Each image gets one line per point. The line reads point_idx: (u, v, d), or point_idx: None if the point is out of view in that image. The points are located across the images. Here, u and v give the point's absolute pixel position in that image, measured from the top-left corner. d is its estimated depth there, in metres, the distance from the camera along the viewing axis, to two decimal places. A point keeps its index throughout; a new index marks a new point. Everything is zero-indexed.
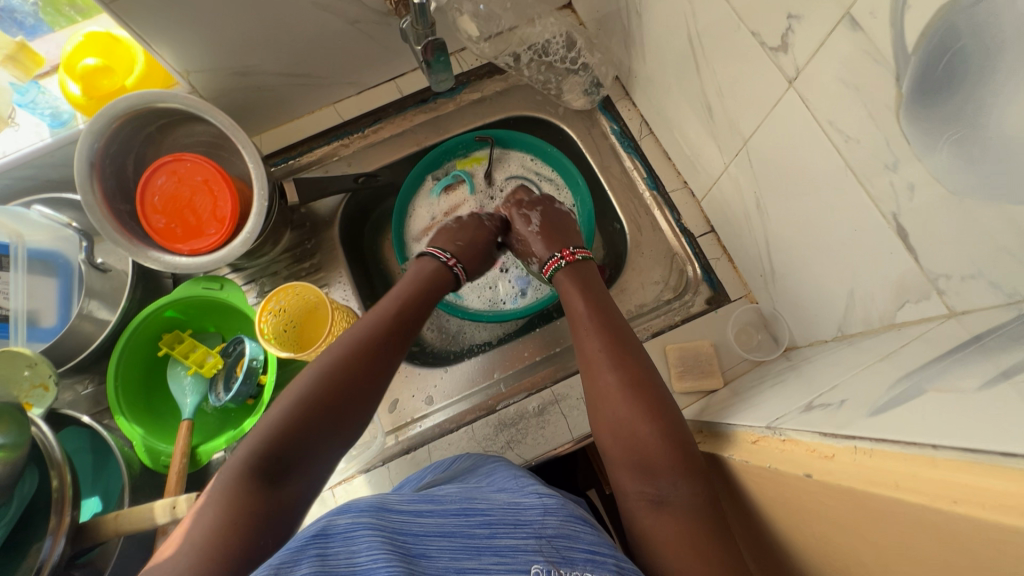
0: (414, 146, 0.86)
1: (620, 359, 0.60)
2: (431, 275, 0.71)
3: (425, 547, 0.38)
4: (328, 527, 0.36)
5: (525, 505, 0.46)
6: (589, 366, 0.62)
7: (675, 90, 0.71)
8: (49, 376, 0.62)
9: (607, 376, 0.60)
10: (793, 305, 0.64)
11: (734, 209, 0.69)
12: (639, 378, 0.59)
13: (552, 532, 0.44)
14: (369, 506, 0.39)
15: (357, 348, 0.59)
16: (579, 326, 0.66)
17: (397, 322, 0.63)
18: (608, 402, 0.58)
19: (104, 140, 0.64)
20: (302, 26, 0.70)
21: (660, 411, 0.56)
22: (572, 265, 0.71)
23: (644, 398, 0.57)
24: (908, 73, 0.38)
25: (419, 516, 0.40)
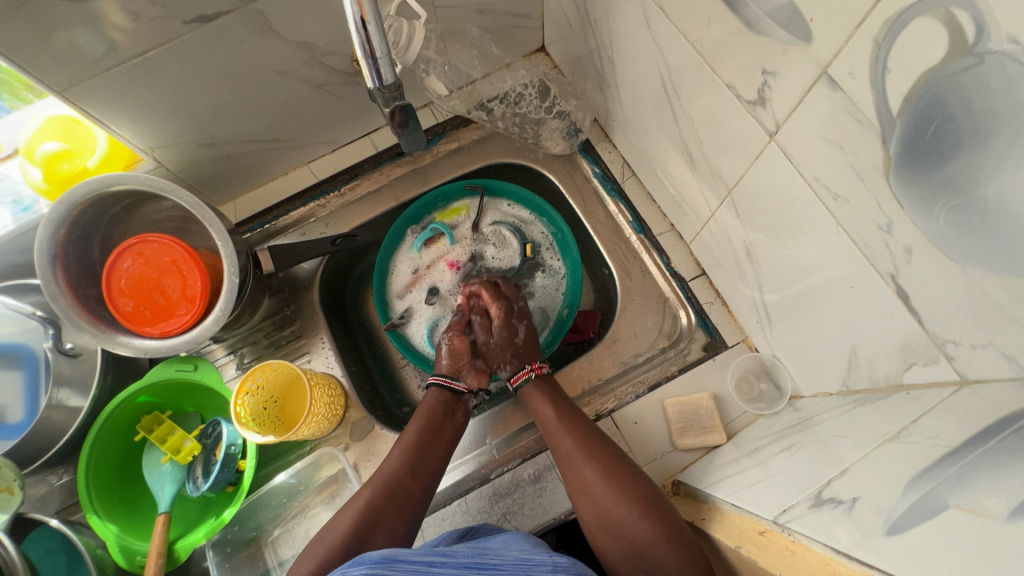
0: (391, 202, 0.83)
1: (595, 449, 0.60)
2: (449, 411, 0.69)
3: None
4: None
5: (535, 562, 0.48)
6: (566, 461, 0.60)
7: (655, 135, 0.69)
8: (15, 479, 0.59)
9: (583, 470, 0.59)
10: (793, 354, 0.61)
11: (725, 254, 0.66)
12: (616, 466, 0.58)
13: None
14: (383, 554, 0.44)
15: (402, 477, 0.61)
16: (549, 426, 0.63)
17: (423, 454, 0.63)
18: (592, 501, 0.57)
19: (66, 226, 0.61)
20: (268, 94, 0.68)
21: (639, 491, 0.56)
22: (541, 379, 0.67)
23: (626, 485, 0.56)
24: (894, 137, 0.35)
25: (431, 566, 0.45)
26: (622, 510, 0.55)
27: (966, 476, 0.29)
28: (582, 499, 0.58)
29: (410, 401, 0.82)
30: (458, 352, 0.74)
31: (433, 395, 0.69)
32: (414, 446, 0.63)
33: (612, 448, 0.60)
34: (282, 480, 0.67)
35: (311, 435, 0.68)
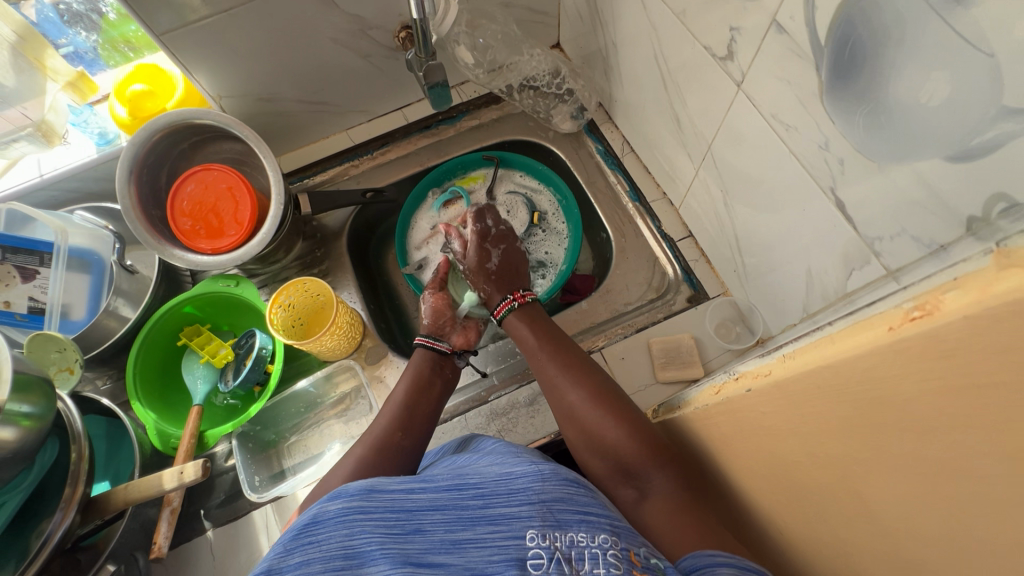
0: (416, 167, 0.94)
1: (580, 373, 0.62)
2: (432, 370, 0.70)
3: (419, 523, 0.42)
4: (319, 514, 0.41)
5: (517, 475, 0.47)
6: (551, 385, 0.64)
7: (649, 111, 0.79)
8: (76, 361, 0.67)
9: (568, 392, 0.61)
10: (764, 296, 0.69)
11: (708, 212, 0.75)
12: (601, 388, 0.60)
13: (549, 497, 0.45)
14: (361, 487, 0.43)
15: (392, 435, 0.62)
16: (533, 353, 0.67)
17: (412, 411, 0.64)
18: (576, 418, 0.60)
19: (144, 150, 0.72)
20: (322, 59, 0.80)
21: (618, 406, 0.59)
22: (523, 307, 0.71)
23: (610, 405, 0.59)
24: (824, 62, 0.44)
25: (411, 492, 0.44)
26: (603, 422, 0.58)
27: None
28: (568, 416, 0.61)
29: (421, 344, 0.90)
30: (439, 314, 0.78)
31: (420, 356, 0.71)
32: (403, 404, 0.65)
33: (594, 372, 0.63)
34: (304, 388, 0.75)
35: (330, 351, 0.75)
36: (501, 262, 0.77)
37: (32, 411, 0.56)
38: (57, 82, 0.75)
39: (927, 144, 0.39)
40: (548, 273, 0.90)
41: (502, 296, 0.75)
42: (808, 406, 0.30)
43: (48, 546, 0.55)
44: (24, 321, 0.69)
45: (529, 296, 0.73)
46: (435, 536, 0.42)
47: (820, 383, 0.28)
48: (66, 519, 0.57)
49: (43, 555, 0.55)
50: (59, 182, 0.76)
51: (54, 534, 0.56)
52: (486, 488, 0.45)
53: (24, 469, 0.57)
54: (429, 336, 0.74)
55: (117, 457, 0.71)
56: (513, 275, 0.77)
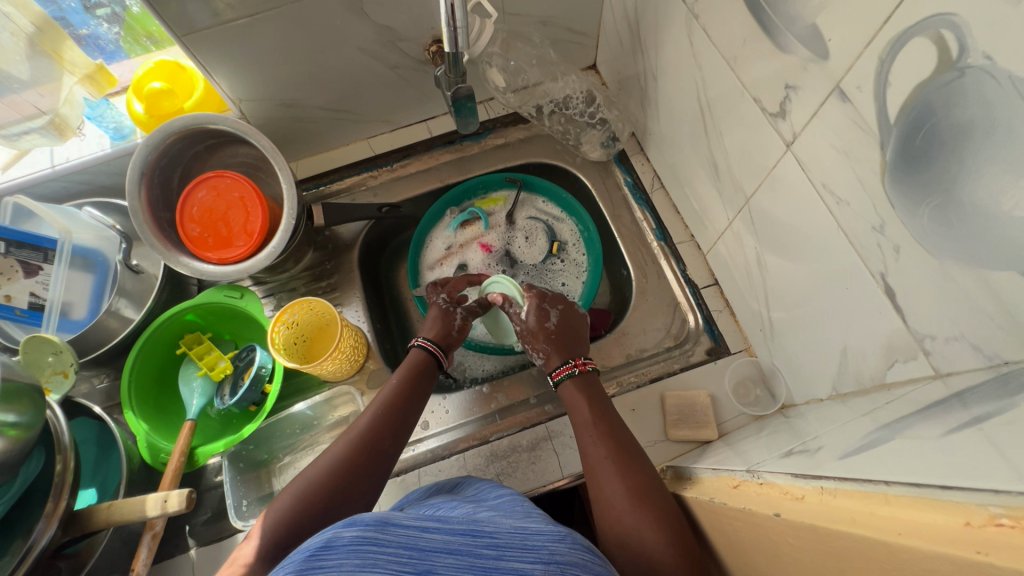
0: (436, 182, 0.90)
1: (626, 463, 0.55)
2: (422, 369, 0.67)
3: (431, 565, 0.36)
4: (333, 538, 0.35)
5: (532, 531, 0.41)
6: (592, 474, 0.56)
7: (685, 149, 0.75)
8: (71, 364, 0.66)
9: (608, 481, 0.54)
10: (792, 363, 0.65)
11: (740, 267, 0.71)
12: (644, 486, 0.52)
13: (563, 559, 0.40)
14: (377, 516, 0.37)
15: (365, 437, 0.58)
16: (582, 429, 0.60)
17: (398, 412, 0.62)
18: (611, 512, 0.52)
19: (157, 153, 0.70)
20: (347, 69, 0.77)
21: (661, 506, 0.51)
22: (584, 375, 0.64)
23: (651, 507, 0.51)
24: (891, 143, 0.40)
25: (426, 530, 0.38)
26: (641, 522, 0.50)
27: (916, 424, 0.33)
28: (604, 509, 0.53)
29: None
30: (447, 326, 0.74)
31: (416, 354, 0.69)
32: (391, 400, 0.62)
33: (643, 464, 0.55)
34: (300, 409, 0.71)
35: (331, 374, 0.73)
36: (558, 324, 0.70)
37: (19, 419, 0.55)
38: (75, 75, 0.72)
39: (1004, 257, 0.34)
40: None
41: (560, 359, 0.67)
42: (847, 563, 0.26)
43: (29, 558, 0.54)
44: (24, 316, 0.68)
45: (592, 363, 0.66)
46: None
47: (868, 553, 0.24)
48: (48, 530, 0.56)
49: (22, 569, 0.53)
50: (70, 173, 0.74)
51: (37, 544, 0.55)
52: (503, 540, 0.40)
53: (6, 482, 0.55)
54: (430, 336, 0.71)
55: (104, 465, 0.68)
56: (573, 338, 0.70)
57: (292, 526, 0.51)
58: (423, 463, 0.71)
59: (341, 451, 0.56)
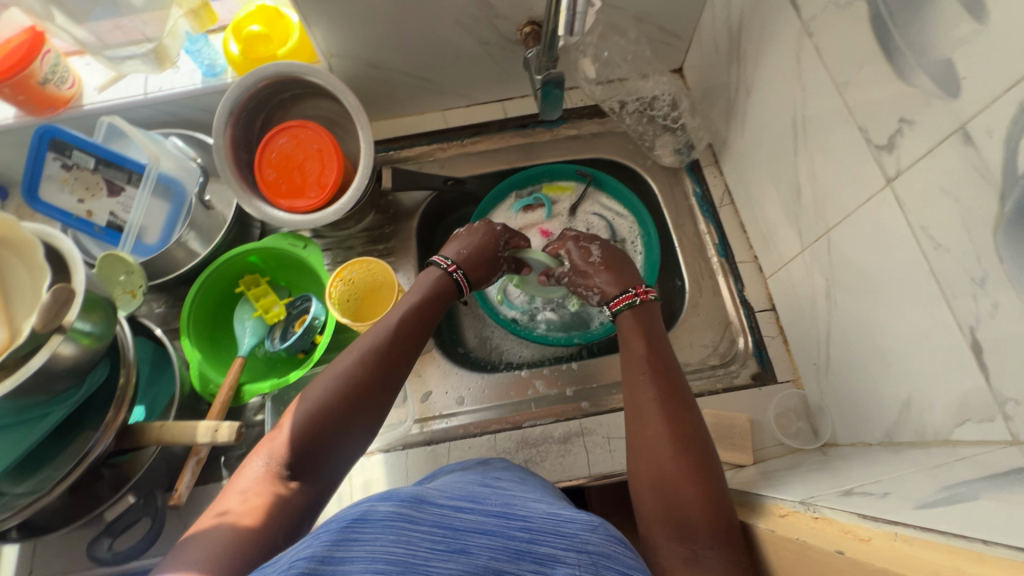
0: (503, 164, 0.90)
1: (675, 410, 0.53)
2: (439, 291, 0.65)
3: (465, 544, 0.34)
4: (367, 511, 0.33)
5: (567, 517, 0.38)
6: (639, 413, 0.54)
7: (766, 167, 0.73)
8: (139, 286, 0.68)
9: (651, 423, 0.52)
10: (843, 403, 0.63)
11: (804, 297, 0.69)
12: (692, 435, 0.51)
13: (596, 550, 0.36)
14: (412, 493, 0.36)
15: (390, 347, 0.58)
16: (632, 365, 0.58)
17: (416, 324, 0.61)
18: (649, 452, 0.51)
19: (246, 95, 0.72)
20: (439, 39, 0.77)
21: (703, 461, 0.49)
22: (643, 306, 0.63)
23: (693, 452, 0.50)
24: (1013, 195, 0.38)
25: (460, 511, 0.36)
26: (679, 469, 0.48)
27: (999, 486, 0.32)
28: (641, 444, 0.52)
29: (464, 343, 0.88)
30: (483, 252, 0.70)
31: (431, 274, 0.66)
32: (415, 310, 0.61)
33: (692, 413, 0.53)
34: None
35: None
36: (602, 257, 0.70)
37: (93, 330, 0.57)
38: (181, 9, 0.74)
39: None
40: None
41: (617, 288, 0.66)
42: None
43: (86, 461, 0.57)
44: (102, 234, 0.73)
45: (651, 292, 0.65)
46: (481, 563, 0.33)
47: None
48: (105, 439, 0.59)
49: (79, 470, 0.57)
50: (161, 102, 0.77)
51: (93, 450, 0.58)
52: (536, 524, 0.37)
53: (75, 384, 0.58)
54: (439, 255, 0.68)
55: (156, 385, 0.69)
56: (624, 265, 0.69)
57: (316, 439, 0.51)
58: (453, 437, 0.72)
59: (354, 376, 0.54)
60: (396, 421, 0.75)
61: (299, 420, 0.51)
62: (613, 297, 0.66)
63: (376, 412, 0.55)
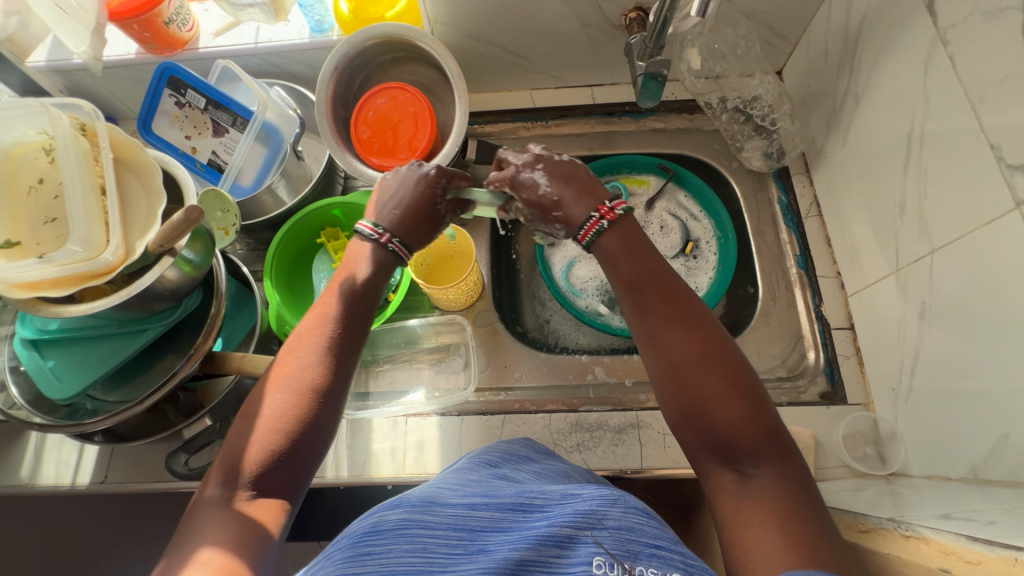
0: (584, 150, 0.90)
1: (692, 325, 0.50)
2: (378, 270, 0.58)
3: (481, 543, 0.35)
4: (378, 521, 0.35)
5: (581, 496, 0.38)
6: (652, 334, 0.51)
7: (865, 181, 0.70)
8: (232, 224, 0.72)
9: (671, 343, 0.49)
10: (922, 434, 0.61)
11: (890, 319, 0.66)
12: (713, 351, 0.48)
13: (615, 523, 0.36)
14: (421, 498, 0.37)
15: (314, 334, 0.54)
16: (618, 283, 0.54)
17: (341, 306, 0.56)
18: (674, 376, 0.48)
19: (353, 52, 0.74)
20: (544, 17, 0.77)
21: (732, 372, 0.47)
22: (615, 227, 0.55)
23: (722, 365, 0.48)
24: None
25: (471, 508, 0.37)
26: (713, 390, 0.47)
27: None
28: (662, 379, 0.49)
29: (522, 323, 0.86)
30: (423, 206, 0.60)
31: (363, 247, 0.59)
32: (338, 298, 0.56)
33: (704, 322, 0.50)
34: (411, 326, 0.79)
35: (446, 302, 0.78)
36: (549, 181, 0.59)
37: (194, 258, 0.60)
38: None
39: None
40: None
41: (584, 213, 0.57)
42: None
43: (173, 381, 0.60)
44: (202, 171, 0.76)
45: (619, 207, 0.56)
46: (500, 556, 0.34)
47: None
48: (191, 364, 0.61)
49: (165, 388, 0.60)
50: (268, 53, 0.80)
51: (180, 372, 0.61)
52: (554, 510, 0.37)
53: (171, 307, 0.62)
54: (365, 223, 0.59)
55: (235, 320, 0.73)
56: (575, 181, 0.59)
57: (261, 460, 0.48)
58: (508, 411, 0.73)
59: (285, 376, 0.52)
60: (454, 387, 0.76)
61: (238, 450, 0.49)
62: (580, 225, 0.57)
63: (317, 411, 0.50)
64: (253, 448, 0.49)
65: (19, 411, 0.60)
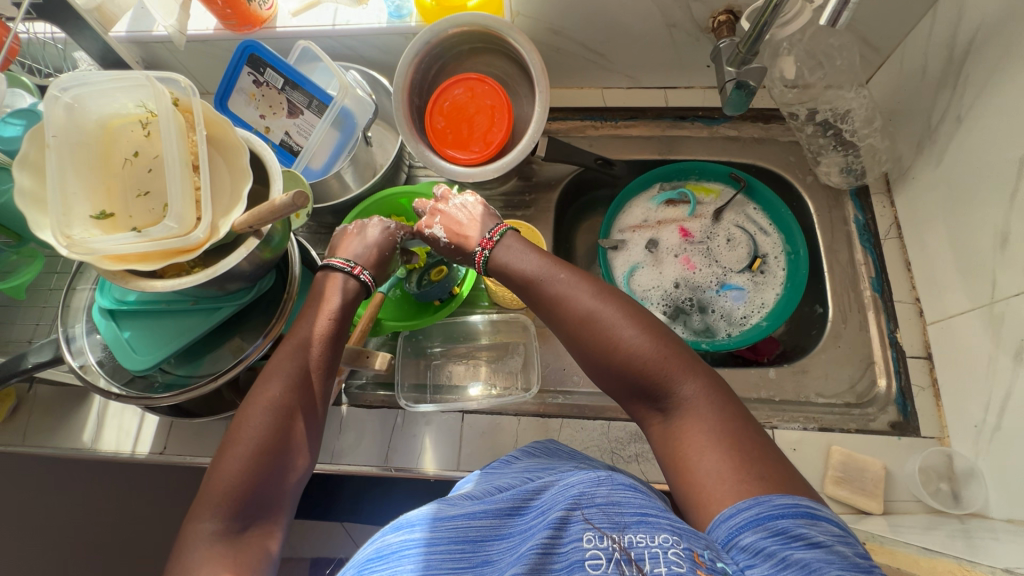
0: (653, 153, 0.88)
1: (575, 282, 0.56)
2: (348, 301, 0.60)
3: (485, 554, 0.38)
4: (382, 547, 0.38)
5: (566, 485, 0.41)
6: (556, 299, 0.56)
7: (957, 206, 0.67)
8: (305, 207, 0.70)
9: (574, 304, 0.55)
10: (1006, 476, 0.58)
11: (976, 353, 0.63)
12: (600, 302, 0.54)
13: (602, 500, 0.39)
14: (424, 514, 0.40)
15: (296, 354, 0.55)
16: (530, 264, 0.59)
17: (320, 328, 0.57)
18: (588, 334, 0.53)
19: (436, 40, 0.73)
20: (629, 16, 0.75)
21: (631, 314, 0.53)
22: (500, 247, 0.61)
23: (626, 312, 0.53)
24: None
25: (471, 517, 0.40)
26: (618, 334, 0.52)
27: None
28: (575, 347, 0.55)
29: None
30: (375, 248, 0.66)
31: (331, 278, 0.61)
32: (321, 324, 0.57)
33: (588, 276, 0.57)
34: (472, 321, 0.80)
35: (509, 300, 0.77)
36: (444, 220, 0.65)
37: (272, 241, 0.60)
38: None
39: None
40: (745, 317, 0.82)
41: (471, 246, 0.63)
42: None
43: (244, 364, 0.60)
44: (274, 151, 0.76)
45: (498, 232, 0.62)
46: (503, 564, 0.37)
47: None
48: (262, 348, 0.62)
49: (235, 370, 0.61)
50: (345, 35, 0.79)
51: (251, 356, 0.61)
52: (545, 503, 0.40)
53: (246, 288, 0.62)
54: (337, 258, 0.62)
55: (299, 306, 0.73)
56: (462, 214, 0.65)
57: (244, 471, 0.48)
58: (566, 415, 0.71)
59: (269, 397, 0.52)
60: (511, 386, 0.75)
61: (231, 469, 0.48)
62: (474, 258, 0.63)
63: (287, 386, 0.53)
64: (248, 464, 0.48)
65: (91, 376, 0.60)
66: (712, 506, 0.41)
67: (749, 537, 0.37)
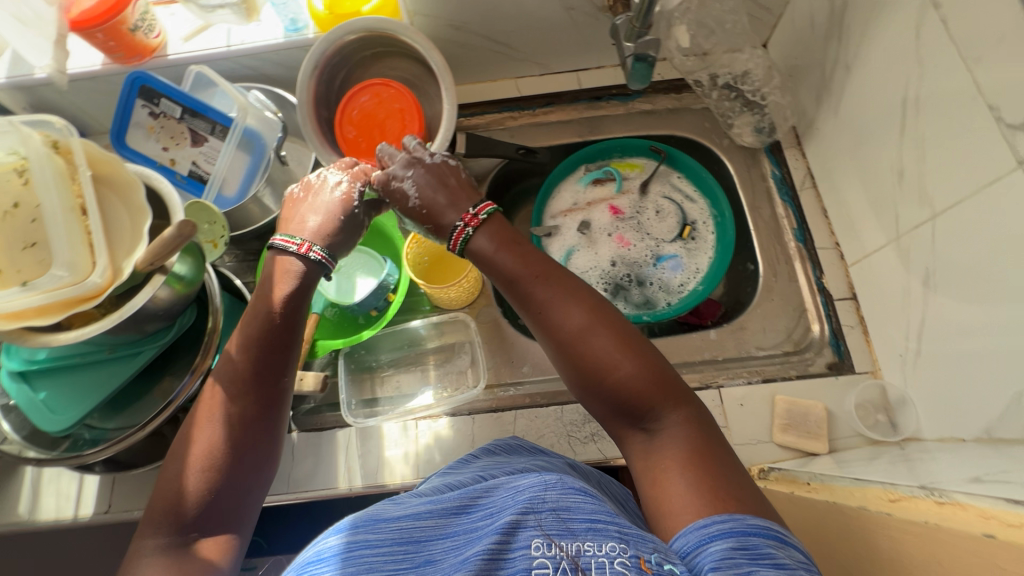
0: (574, 136, 0.89)
1: (566, 291, 0.51)
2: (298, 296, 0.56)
3: (429, 554, 0.35)
4: (320, 551, 0.35)
5: (522, 484, 0.38)
6: (542, 309, 0.51)
7: (859, 150, 0.70)
8: (220, 236, 0.68)
9: (561, 316, 0.50)
10: (932, 398, 0.61)
11: (893, 286, 0.66)
12: (594, 317, 0.49)
13: (556, 504, 0.36)
14: (360, 518, 0.37)
15: (235, 372, 0.52)
16: (511, 273, 0.54)
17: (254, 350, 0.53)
18: (575, 348, 0.49)
19: (334, 49, 0.71)
20: (526, 3, 0.75)
21: (625, 333, 0.49)
22: (483, 227, 0.56)
23: (619, 331, 0.49)
24: None
25: (414, 519, 0.37)
26: (608, 354, 0.48)
27: None
28: (561, 362, 0.50)
29: None
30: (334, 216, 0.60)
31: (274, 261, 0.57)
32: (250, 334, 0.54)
33: (575, 284, 0.52)
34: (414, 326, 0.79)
35: (448, 300, 0.76)
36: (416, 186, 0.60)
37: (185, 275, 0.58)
38: None
39: None
40: (683, 283, 0.84)
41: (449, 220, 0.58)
42: None
43: (174, 404, 0.58)
44: (183, 182, 0.73)
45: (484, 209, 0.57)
46: (447, 565, 0.35)
47: None
48: (192, 385, 0.59)
49: (167, 413, 0.58)
50: (242, 55, 0.77)
51: (181, 394, 0.59)
52: (496, 504, 0.38)
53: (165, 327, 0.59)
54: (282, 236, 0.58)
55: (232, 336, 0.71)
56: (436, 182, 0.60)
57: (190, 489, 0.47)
58: (519, 405, 0.71)
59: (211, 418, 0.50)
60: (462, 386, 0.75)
61: (171, 486, 0.47)
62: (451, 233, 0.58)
63: (230, 424, 0.50)
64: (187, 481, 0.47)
65: (11, 446, 0.57)
66: (684, 516, 0.39)
67: (717, 547, 0.35)
